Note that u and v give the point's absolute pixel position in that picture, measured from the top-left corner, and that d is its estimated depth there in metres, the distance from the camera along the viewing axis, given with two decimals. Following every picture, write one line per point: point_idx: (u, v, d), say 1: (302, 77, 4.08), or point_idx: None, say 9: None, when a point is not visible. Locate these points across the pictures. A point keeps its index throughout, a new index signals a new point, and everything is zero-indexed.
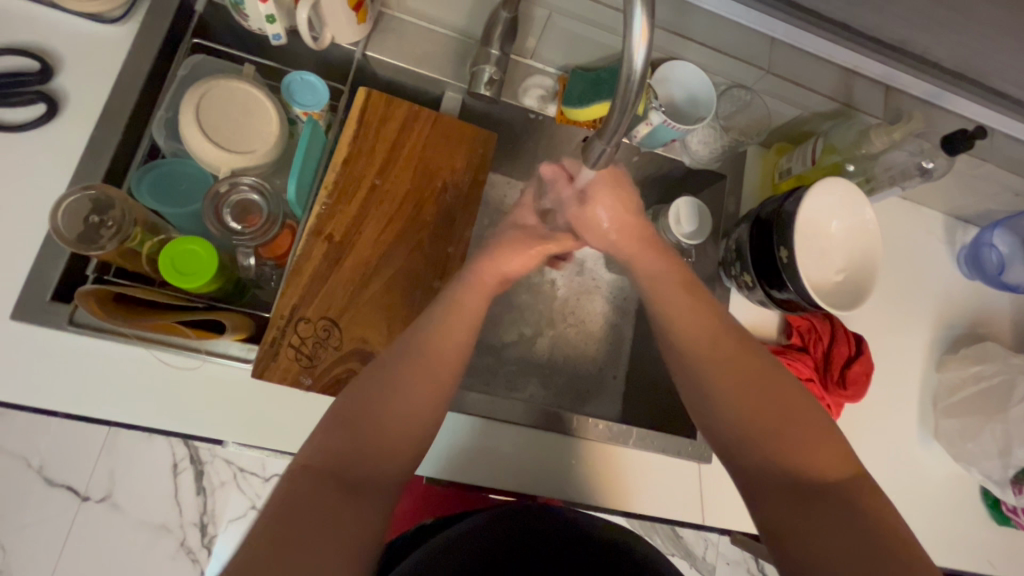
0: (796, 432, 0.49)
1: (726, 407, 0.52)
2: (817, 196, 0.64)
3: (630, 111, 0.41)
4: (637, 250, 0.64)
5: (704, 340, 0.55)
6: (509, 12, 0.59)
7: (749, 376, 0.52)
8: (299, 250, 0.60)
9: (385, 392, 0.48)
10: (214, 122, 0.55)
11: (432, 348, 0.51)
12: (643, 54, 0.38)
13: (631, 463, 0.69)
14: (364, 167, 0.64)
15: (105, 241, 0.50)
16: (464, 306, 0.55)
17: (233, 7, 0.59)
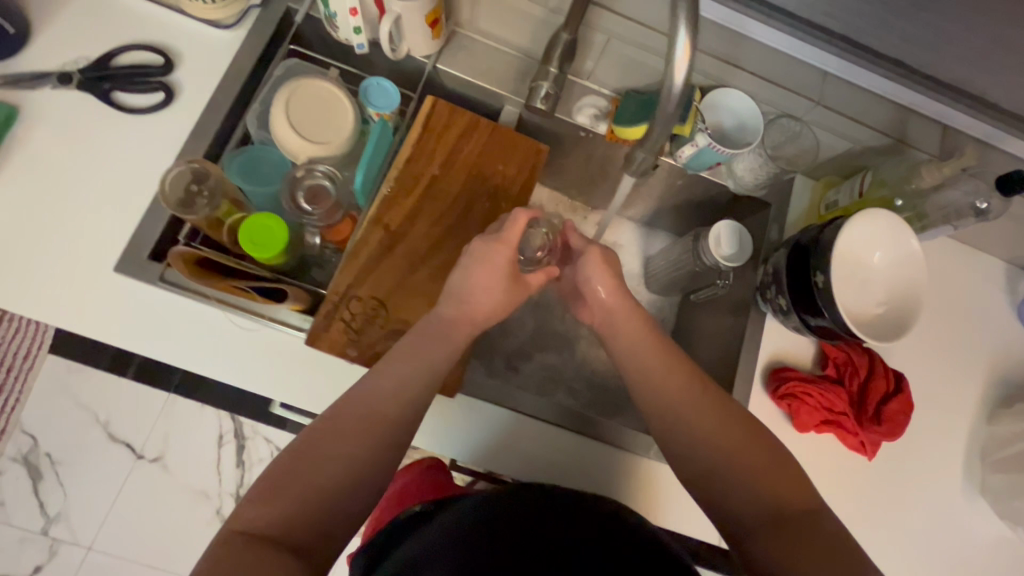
0: (768, 491, 0.55)
1: (699, 452, 0.58)
2: (859, 227, 0.64)
3: (671, 120, 0.45)
4: (630, 311, 0.65)
5: (681, 395, 0.60)
6: (570, 33, 0.65)
7: (720, 426, 0.58)
8: (357, 236, 0.66)
9: (307, 447, 0.52)
10: (300, 115, 0.62)
11: (358, 400, 0.55)
12: (684, 73, 0.42)
13: (645, 471, 0.69)
14: (424, 167, 0.71)
15: (201, 208, 0.59)
16: (415, 349, 0.58)
17: (327, 19, 0.68)
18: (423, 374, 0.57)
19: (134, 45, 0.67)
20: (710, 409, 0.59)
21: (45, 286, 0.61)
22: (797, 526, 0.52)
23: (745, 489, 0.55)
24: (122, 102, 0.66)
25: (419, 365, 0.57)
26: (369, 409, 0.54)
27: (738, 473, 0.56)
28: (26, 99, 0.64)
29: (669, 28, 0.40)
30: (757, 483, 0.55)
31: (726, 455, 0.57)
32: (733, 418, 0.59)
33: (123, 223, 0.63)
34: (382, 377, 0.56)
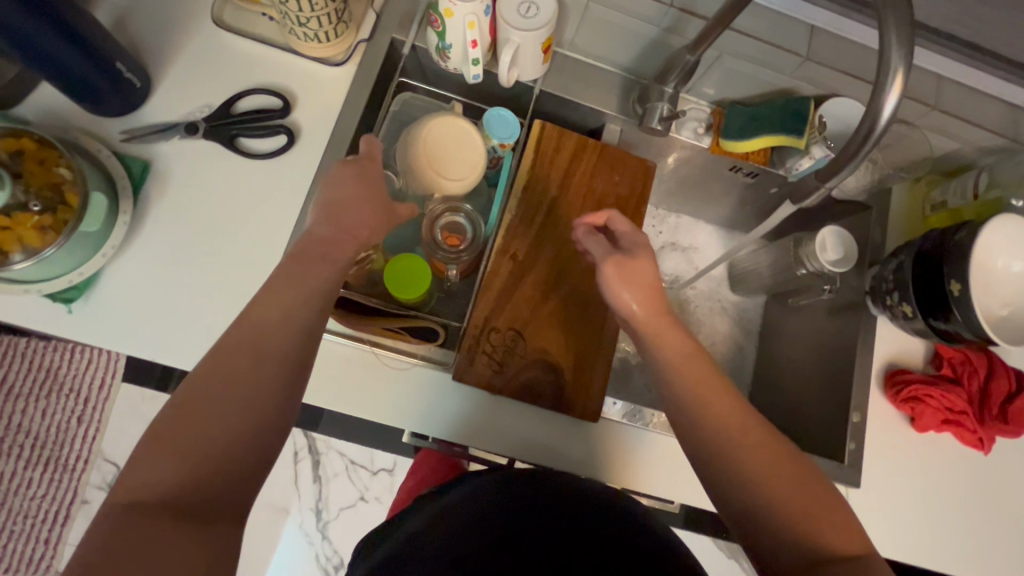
0: (814, 533, 0.49)
1: (750, 489, 0.51)
2: (992, 232, 0.65)
3: (868, 145, 0.47)
4: (665, 326, 0.58)
5: (733, 422, 0.53)
6: (693, 56, 0.64)
7: (772, 459, 0.52)
8: (487, 267, 0.67)
9: (196, 396, 0.43)
10: (434, 150, 0.63)
11: (249, 340, 0.46)
12: (892, 103, 0.44)
13: (631, 445, 0.68)
14: (542, 193, 0.71)
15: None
16: (272, 292, 0.48)
17: (438, 51, 0.69)
18: (308, 305, 0.48)
19: (251, 89, 0.67)
20: (753, 433, 0.53)
21: (189, 338, 0.61)
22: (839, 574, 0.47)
23: (788, 529, 0.49)
24: (245, 147, 0.66)
25: (285, 298, 0.48)
26: (264, 350, 0.46)
27: (792, 514, 0.49)
28: (154, 151, 0.64)
29: (876, 79, 0.43)
30: (803, 523, 0.49)
31: (775, 492, 0.50)
32: (776, 447, 0.53)
33: (259, 270, 0.63)
34: (253, 317, 0.47)
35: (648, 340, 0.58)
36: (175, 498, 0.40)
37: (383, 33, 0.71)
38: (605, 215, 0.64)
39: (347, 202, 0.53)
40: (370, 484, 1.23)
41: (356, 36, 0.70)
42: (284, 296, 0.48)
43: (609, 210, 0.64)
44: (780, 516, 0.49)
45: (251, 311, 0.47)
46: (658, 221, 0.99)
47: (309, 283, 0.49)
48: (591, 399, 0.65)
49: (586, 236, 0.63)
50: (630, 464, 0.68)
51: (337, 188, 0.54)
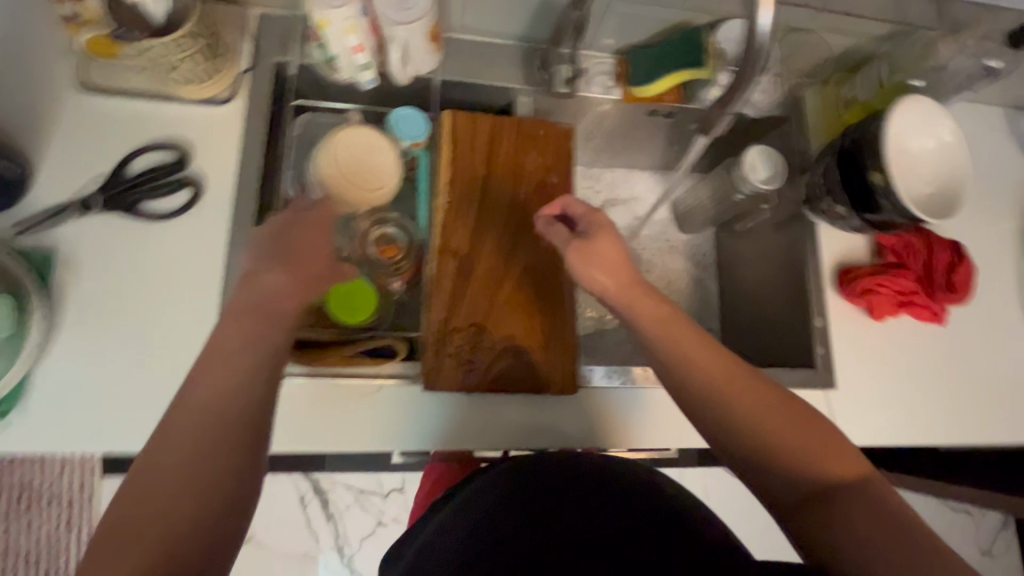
0: (812, 468, 0.50)
1: (742, 436, 0.52)
2: (899, 116, 0.67)
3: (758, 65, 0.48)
4: (639, 298, 0.56)
5: (719, 377, 0.53)
6: (579, 11, 0.64)
7: (761, 405, 0.53)
8: (431, 271, 0.66)
9: (155, 473, 0.41)
10: (347, 166, 0.61)
11: (197, 409, 0.42)
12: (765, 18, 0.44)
13: (619, 405, 0.69)
14: (468, 184, 0.69)
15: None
16: (222, 353, 0.45)
17: (325, 64, 0.66)
18: (254, 362, 0.45)
19: (140, 148, 0.63)
20: (744, 381, 0.54)
21: (146, 419, 0.58)
22: (844, 501, 0.49)
23: (789, 468, 0.51)
24: (152, 210, 0.63)
25: (233, 359, 0.44)
26: (216, 418, 0.42)
27: (789, 453, 0.51)
28: (54, 237, 0.60)
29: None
30: (803, 459, 0.51)
31: (765, 433, 0.52)
32: (767, 391, 0.53)
33: (200, 331, 0.61)
34: (199, 383, 0.43)
35: (625, 314, 0.57)
36: None
37: (265, 59, 0.68)
38: (561, 201, 0.62)
39: (302, 245, 0.50)
40: (386, 506, 1.23)
41: (237, 68, 0.67)
42: (230, 357, 0.44)
43: (563, 196, 0.62)
44: (781, 457, 0.51)
45: (198, 375, 0.44)
46: (593, 181, 0.99)
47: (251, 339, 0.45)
48: (567, 372, 0.65)
49: (545, 226, 0.62)
50: (622, 425, 0.68)
51: (282, 229, 0.51)
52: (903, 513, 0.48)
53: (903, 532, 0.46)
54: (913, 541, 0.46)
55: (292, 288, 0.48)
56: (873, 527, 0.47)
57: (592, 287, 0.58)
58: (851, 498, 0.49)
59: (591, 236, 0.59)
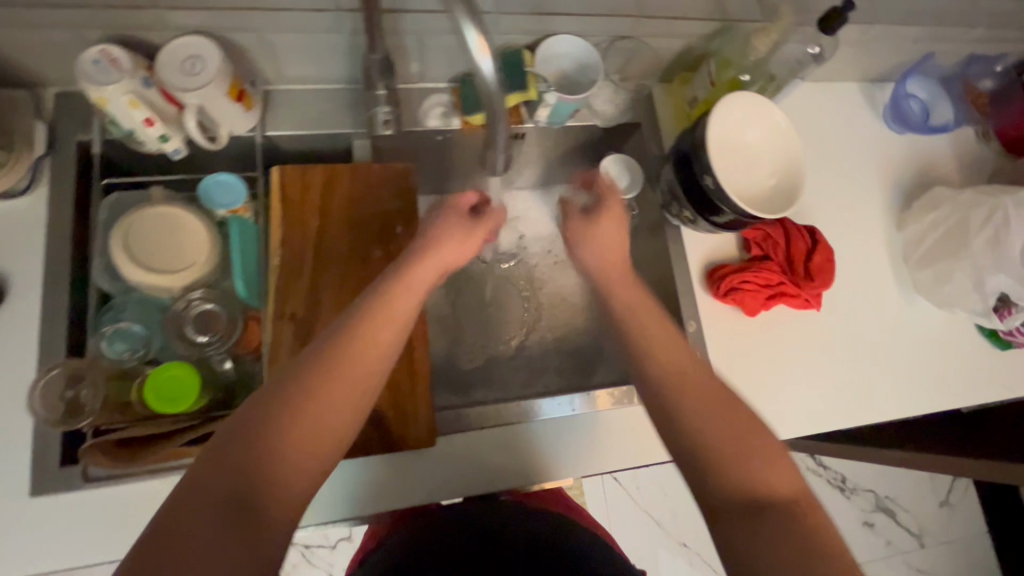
0: (766, 482, 0.48)
1: (698, 432, 0.51)
2: (721, 115, 0.67)
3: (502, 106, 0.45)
4: (636, 294, 0.61)
5: (682, 368, 0.55)
6: (378, 53, 0.60)
7: (720, 408, 0.52)
8: (268, 339, 0.63)
9: (177, 519, 0.39)
10: (147, 249, 0.57)
11: (277, 464, 0.43)
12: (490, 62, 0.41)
13: (488, 444, 0.70)
14: (303, 241, 0.66)
15: (89, 407, 0.54)
16: (338, 376, 0.47)
17: (127, 139, 0.62)
18: (342, 436, 0.47)
19: None
20: (714, 385, 0.53)
21: None
22: (773, 517, 0.46)
23: (730, 475, 0.48)
24: None
25: (344, 403, 0.47)
26: (268, 493, 0.42)
27: (735, 458, 0.49)
28: None
29: (456, 34, 0.40)
30: (750, 469, 0.48)
31: (714, 436, 0.50)
32: (717, 389, 0.53)
33: (17, 444, 0.57)
34: (267, 440, 0.43)
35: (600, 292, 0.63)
36: None
37: (64, 140, 0.64)
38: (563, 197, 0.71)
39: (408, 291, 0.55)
40: (334, 558, 1.18)
41: (32, 155, 0.63)
42: (327, 404, 0.46)
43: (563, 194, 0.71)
44: (728, 462, 0.49)
45: (266, 427, 0.44)
46: None
47: (348, 405, 0.47)
48: (421, 424, 0.63)
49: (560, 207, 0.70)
50: (493, 463, 0.69)
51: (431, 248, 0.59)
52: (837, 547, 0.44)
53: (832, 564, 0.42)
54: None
55: (385, 349, 0.51)
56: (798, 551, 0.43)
57: (586, 261, 0.65)
58: (787, 524, 0.45)
59: (591, 215, 0.67)
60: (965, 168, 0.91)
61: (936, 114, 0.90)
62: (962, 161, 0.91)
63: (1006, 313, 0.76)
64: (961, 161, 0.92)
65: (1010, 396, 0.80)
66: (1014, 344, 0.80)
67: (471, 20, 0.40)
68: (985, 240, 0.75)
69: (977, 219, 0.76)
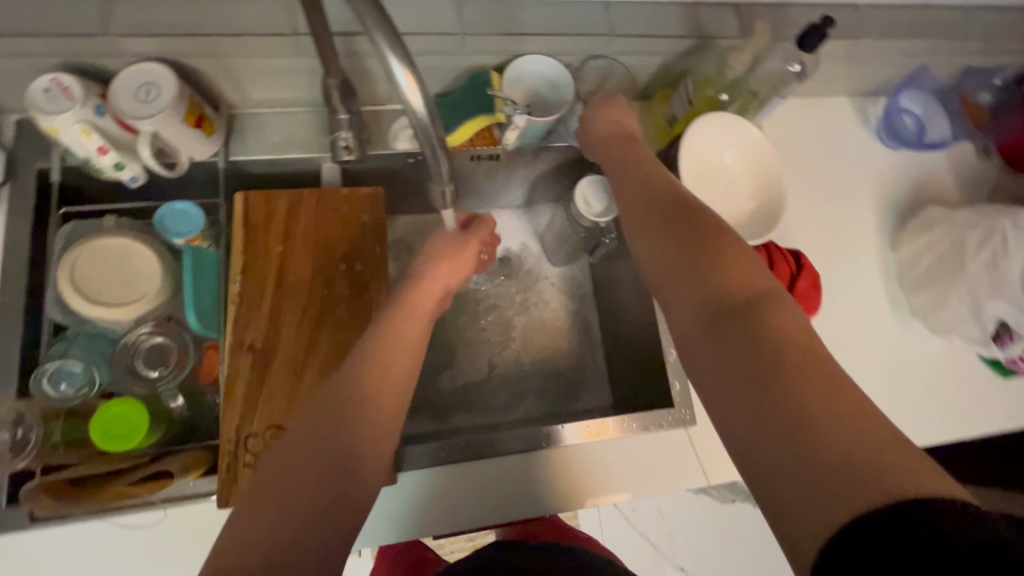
0: (774, 326, 0.40)
1: (695, 279, 0.45)
2: (697, 137, 0.65)
3: (437, 145, 0.41)
4: (661, 180, 0.57)
5: (700, 225, 0.49)
6: (335, 78, 0.58)
7: (729, 257, 0.46)
8: (225, 371, 0.61)
9: (310, 425, 0.50)
10: (94, 282, 0.56)
11: (338, 461, 0.48)
12: (422, 97, 0.38)
13: (459, 480, 0.67)
14: (264, 269, 0.65)
15: (36, 438, 0.52)
16: (400, 338, 0.57)
17: (84, 165, 0.61)
18: (381, 444, 0.53)
19: None
20: (684, 213, 0.51)
21: None
22: (736, 321, 0.41)
23: (688, 284, 0.45)
24: None
25: (404, 362, 0.56)
26: (337, 485, 0.47)
27: (735, 301, 0.42)
28: None
29: (381, 67, 0.36)
30: (710, 274, 0.45)
31: (719, 281, 0.44)
32: (698, 218, 0.50)
33: None
34: (332, 442, 0.49)
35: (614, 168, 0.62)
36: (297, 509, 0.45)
37: (24, 168, 0.63)
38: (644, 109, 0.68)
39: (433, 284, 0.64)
40: None
41: None
42: (388, 366, 0.55)
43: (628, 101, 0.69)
44: (685, 264, 0.46)
45: (325, 431, 0.50)
46: None
47: (387, 413, 0.54)
48: None
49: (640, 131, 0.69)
50: (465, 500, 0.67)
51: (426, 265, 0.66)
52: (821, 355, 0.38)
53: (798, 366, 0.37)
54: (810, 380, 0.36)
55: (409, 366, 0.57)
56: (761, 356, 0.38)
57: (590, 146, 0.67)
58: (749, 325, 0.40)
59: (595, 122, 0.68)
60: (964, 184, 0.87)
61: (932, 129, 0.87)
62: (961, 176, 0.88)
63: (1005, 342, 0.72)
64: (960, 176, 0.88)
65: (1015, 427, 0.75)
66: (1017, 372, 0.76)
67: (392, 49, 0.35)
68: (980, 264, 0.71)
69: (974, 240, 0.72)
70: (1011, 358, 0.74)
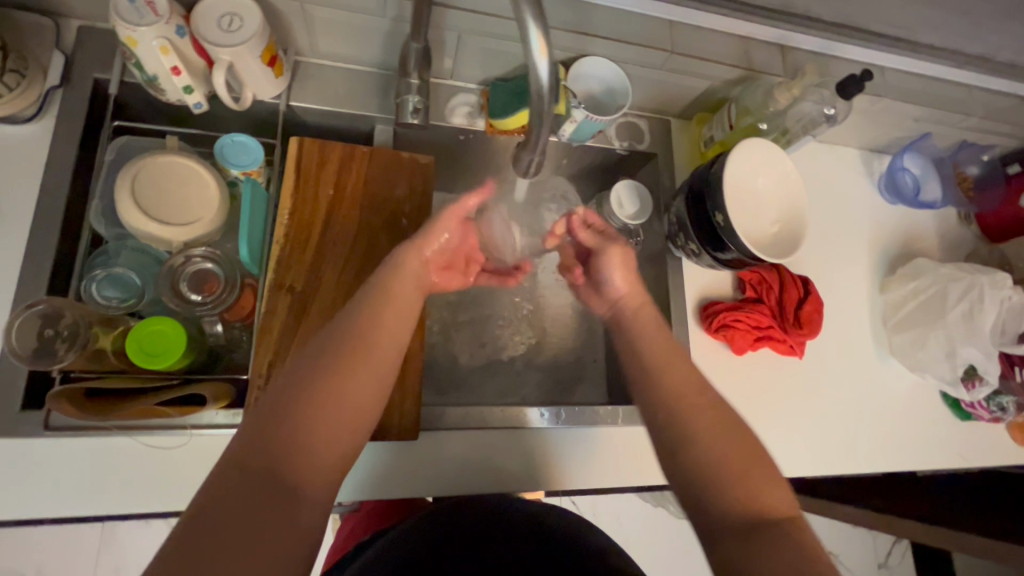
0: (754, 500, 0.48)
1: (696, 441, 0.51)
2: (739, 158, 0.70)
3: (546, 119, 0.45)
4: (642, 318, 0.63)
5: (682, 384, 0.55)
6: (418, 41, 0.61)
7: (715, 418, 0.53)
8: (263, 308, 0.61)
9: (299, 381, 0.47)
10: (154, 200, 0.56)
11: (295, 437, 0.44)
12: (548, 66, 0.41)
13: (467, 449, 0.69)
14: (311, 215, 0.65)
15: (65, 353, 0.51)
16: (399, 298, 0.55)
17: (147, 84, 0.61)
18: (350, 430, 0.47)
19: None
20: (703, 400, 0.54)
21: None
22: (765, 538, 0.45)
23: (719, 492, 0.49)
24: None
25: (399, 323, 0.54)
26: (291, 463, 0.43)
27: (733, 471, 0.49)
28: None
29: (518, 29, 0.40)
30: (738, 485, 0.49)
31: (707, 444, 0.51)
32: (714, 407, 0.53)
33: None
34: (285, 424, 0.44)
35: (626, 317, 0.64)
36: (273, 471, 0.42)
37: (80, 75, 0.62)
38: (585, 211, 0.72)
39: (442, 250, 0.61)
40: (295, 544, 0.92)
41: (44, 84, 0.60)
42: (385, 325, 0.53)
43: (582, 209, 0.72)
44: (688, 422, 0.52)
45: (298, 395, 0.46)
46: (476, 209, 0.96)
47: (361, 391, 0.49)
48: (406, 417, 0.63)
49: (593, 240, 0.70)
50: (472, 468, 0.69)
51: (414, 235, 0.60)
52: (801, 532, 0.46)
53: (794, 550, 0.44)
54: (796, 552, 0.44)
55: (391, 348, 0.52)
56: (796, 569, 0.43)
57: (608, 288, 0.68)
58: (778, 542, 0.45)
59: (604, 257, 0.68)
60: (946, 243, 0.96)
61: (928, 190, 0.95)
62: (944, 236, 0.97)
63: (972, 385, 0.81)
64: (943, 236, 0.97)
65: (965, 465, 0.84)
66: (975, 416, 0.85)
67: (533, 16, 0.39)
68: (959, 314, 0.80)
69: (956, 292, 0.81)
70: (971, 401, 0.83)
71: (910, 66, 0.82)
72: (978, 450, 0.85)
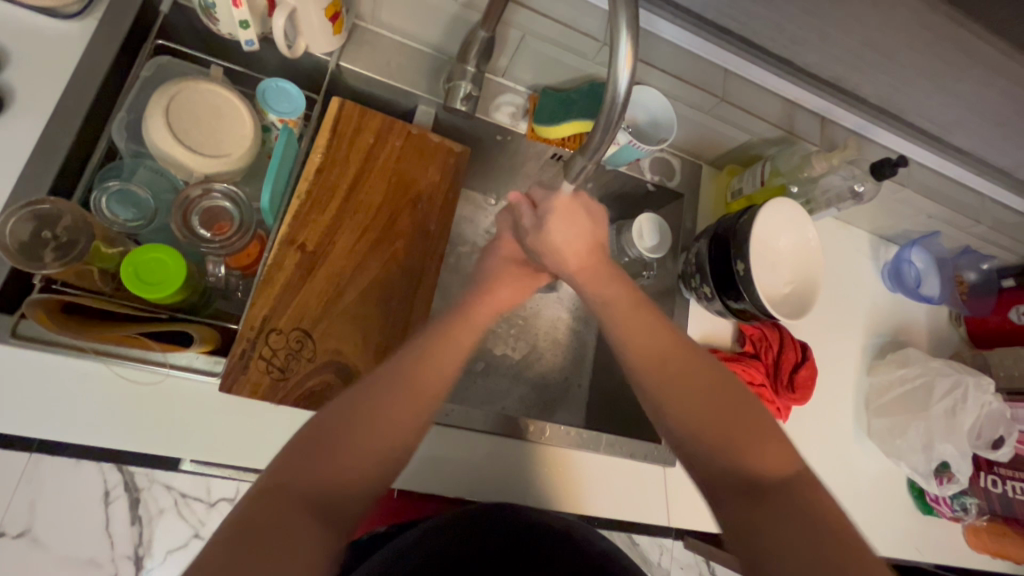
0: (740, 455, 0.49)
1: (670, 402, 0.53)
2: (769, 214, 0.72)
3: (611, 130, 0.48)
4: (610, 275, 0.63)
5: (656, 345, 0.57)
6: (486, 31, 0.61)
7: (690, 375, 0.54)
8: (268, 260, 0.59)
9: (352, 405, 0.46)
10: (186, 127, 0.55)
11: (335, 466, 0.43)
12: (627, 79, 0.45)
13: (445, 450, 0.66)
14: (337, 177, 0.63)
15: (51, 260, 0.46)
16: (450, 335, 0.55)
17: (202, 9, 0.58)
18: (381, 462, 0.45)
19: None
20: (702, 370, 0.55)
21: None
22: (764, 498, 0.46)
23: (706, 453, 0.50)
24: None
25: (446, 357, 0.53)
26: (325, 489, 0.41)
27: (714, 430, 0.51)
28: None
29: (610, 38, 0.43)
30: (733, 445, 0.50)
31: (683, 406, 0.53)
32: (705, 379, 0.54)
33: None
34: (329, 446, 0.43)
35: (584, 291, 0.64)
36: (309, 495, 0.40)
37: None
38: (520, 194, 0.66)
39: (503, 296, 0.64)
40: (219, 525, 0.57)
41: None
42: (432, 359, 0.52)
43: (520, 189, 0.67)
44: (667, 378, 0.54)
45: (345, 419, 0.45)
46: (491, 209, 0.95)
47: (401, 431, 0.47)
48: None
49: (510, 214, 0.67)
50: (444, 467, 0.66)
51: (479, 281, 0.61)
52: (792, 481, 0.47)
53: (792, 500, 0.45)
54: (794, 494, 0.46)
55: (433, 388, 0.50)
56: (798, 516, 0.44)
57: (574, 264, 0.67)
58: (776, 496, 0.46)
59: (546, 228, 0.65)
60: (935, 340, 0.98)
61: (928, 285, 0.98)
62: (935, 333, 0.99)
63: (942, 480, 0.83)
64: (933, 333, 0.99)
65: (920, 559, 0.84)
66: (937, 512, 0.86)
67: (628, 29, 0.43)
68: (941, 408, 0.83)
69: (942, 387, 0.84)
70: (936, 496, 0.85)
71: (934, 164, 0.85)
72: (935, 546, 0.86)
